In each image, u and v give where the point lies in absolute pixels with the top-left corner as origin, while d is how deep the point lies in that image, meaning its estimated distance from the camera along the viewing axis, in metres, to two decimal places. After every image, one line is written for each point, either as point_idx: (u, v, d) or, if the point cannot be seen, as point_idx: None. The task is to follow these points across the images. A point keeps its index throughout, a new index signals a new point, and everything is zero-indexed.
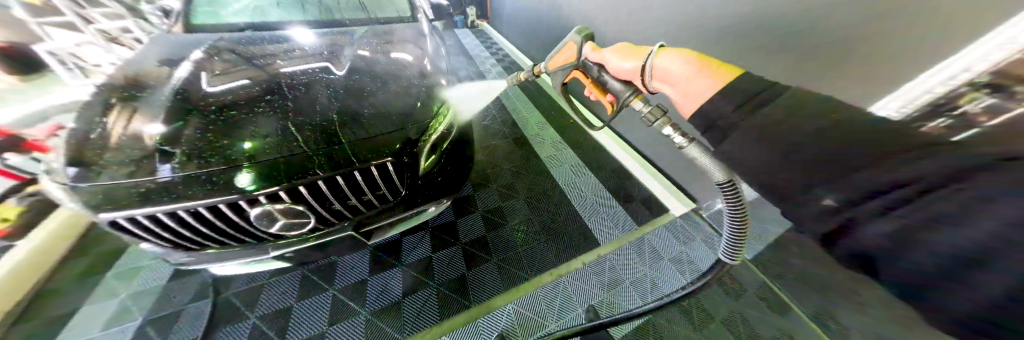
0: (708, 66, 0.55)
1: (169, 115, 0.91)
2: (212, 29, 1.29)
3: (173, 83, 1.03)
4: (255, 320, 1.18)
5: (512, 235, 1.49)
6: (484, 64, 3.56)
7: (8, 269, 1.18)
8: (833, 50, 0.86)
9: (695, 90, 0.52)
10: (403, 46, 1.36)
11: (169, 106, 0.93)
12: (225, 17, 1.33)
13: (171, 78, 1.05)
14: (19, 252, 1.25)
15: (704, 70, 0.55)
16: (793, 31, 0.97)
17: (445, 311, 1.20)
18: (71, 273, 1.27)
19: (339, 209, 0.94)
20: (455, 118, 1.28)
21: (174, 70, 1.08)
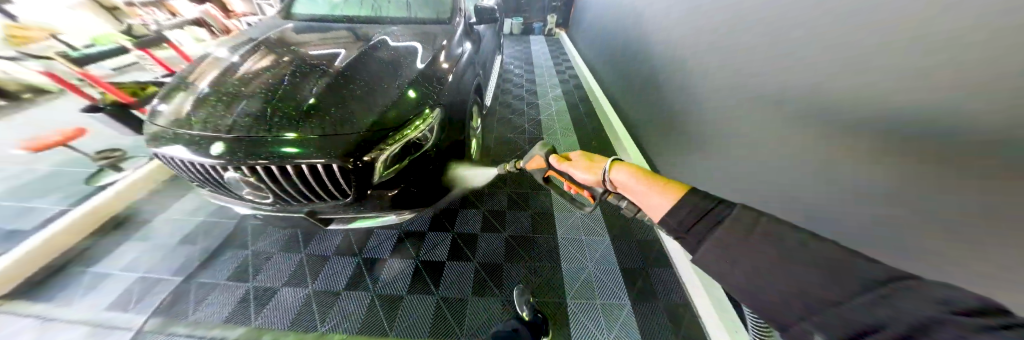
0: (659, 183, 0.54)
1: (218, 81, 1.15)
2: (296, 19, 1.54)
3: (235, 56, 1.29)
4: (248, 253, 1.41)
5: (471, 275, 1.27)
6: (542, 75, 3.38)
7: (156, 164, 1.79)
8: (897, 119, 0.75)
9: (659, 205, 0.50)
10: (424, 47, 1.37)
11: (220, 75, 1.17)
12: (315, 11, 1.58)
13: (237, 53, 1.32)
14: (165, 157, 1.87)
15: (655, 186, 0.54)
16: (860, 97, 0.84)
17: (365, 326, 1.13)
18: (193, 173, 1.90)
19: (294, 190, 0.99)
20: (436, 128, 1.16)
21: (243, 46, 1.36)
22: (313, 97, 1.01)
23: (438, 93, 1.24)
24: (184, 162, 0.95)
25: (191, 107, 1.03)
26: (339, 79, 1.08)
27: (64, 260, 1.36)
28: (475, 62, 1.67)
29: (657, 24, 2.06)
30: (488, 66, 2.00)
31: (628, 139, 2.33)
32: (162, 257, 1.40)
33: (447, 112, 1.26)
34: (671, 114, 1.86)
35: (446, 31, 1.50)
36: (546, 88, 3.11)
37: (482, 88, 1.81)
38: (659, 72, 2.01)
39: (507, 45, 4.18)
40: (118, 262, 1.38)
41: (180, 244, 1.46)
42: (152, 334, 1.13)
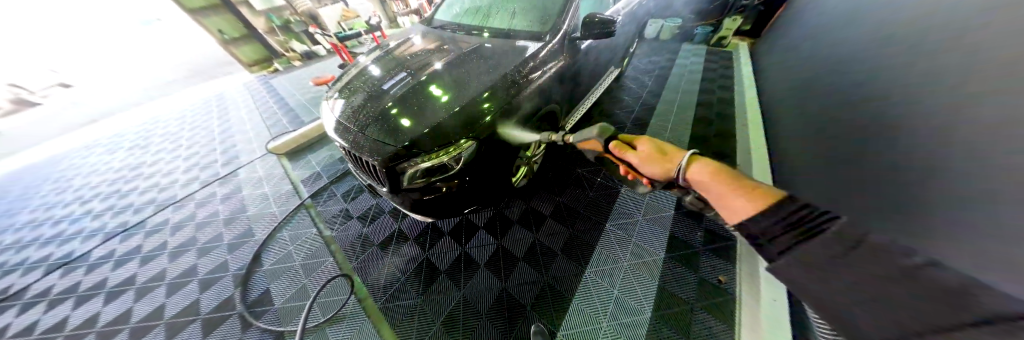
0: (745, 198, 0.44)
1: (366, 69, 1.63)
2: (433, 23, 1.88)
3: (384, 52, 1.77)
4: (354, 183, 2.02)
5: (452, 302, 1.24)
6: (671, 102, 2.52)
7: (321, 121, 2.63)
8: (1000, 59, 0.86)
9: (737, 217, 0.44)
10: (505, 62, 1.31)
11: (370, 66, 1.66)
12: (456, 18, 1.78)
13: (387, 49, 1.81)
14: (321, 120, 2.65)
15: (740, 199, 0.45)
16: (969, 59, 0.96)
17: (370, 284, 1.38)
18: None
19: (361, 169, 1.28)
20: (468, 153, 1.11)
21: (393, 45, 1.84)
22: (394, 101, 1.21)
23: (491, 117, 1.15)
24: None
25: (346, 87, 1.52)
26: (420, 87, 1.25)
27: (303, 148, 2.52)
28: (559, 84, 1.44)
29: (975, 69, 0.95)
30: (581, 86, 1.69)
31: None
32: (326, 165, 2.27)
33: (491, 135, 1.16)
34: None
35: (535, 46, 1.36)
36: (668, 120, 2.29)
37: (560, 113, 1.55)
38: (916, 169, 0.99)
39: (643, 54, 3.38)
40: (315, 157, 2.37)
41: (336, 159, 2.30)
42: (303, 210, 1.89)
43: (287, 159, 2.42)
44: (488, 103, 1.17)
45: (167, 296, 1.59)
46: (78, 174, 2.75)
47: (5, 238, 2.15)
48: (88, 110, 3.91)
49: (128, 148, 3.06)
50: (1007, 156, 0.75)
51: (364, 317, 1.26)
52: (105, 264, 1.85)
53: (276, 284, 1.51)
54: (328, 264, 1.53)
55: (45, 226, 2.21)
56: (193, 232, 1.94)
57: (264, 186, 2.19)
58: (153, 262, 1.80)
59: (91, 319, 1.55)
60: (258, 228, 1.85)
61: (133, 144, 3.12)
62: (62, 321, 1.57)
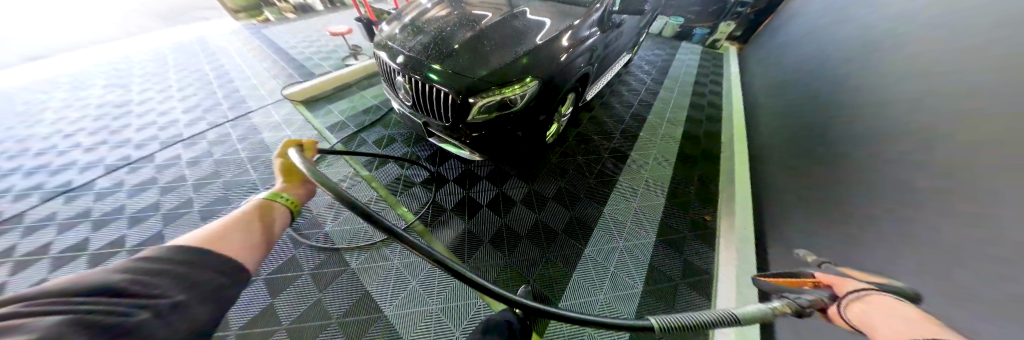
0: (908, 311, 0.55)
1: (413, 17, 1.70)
2: None
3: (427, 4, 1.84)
4: (384, 131, 2.10)
5: (497, 226, 1.48)
6: (671, 90, 2.84)
7: (364, 65, 2.80)
8: (933, 57, 1.25)
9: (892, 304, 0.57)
10: (559, 24, 1.50)
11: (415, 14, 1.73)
12: None
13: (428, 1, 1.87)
14: (363, 64, 2.81)
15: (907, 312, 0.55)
16: (911, 61, 1.35)
17: (418, 213, 1.55)
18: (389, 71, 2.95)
19: (420, 106, 1.41)
20: (524, 97, 1.30)
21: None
22: (435, 63, 1.26)
23: (534, 78, 1.31)
24: (383, 70, 1.55)
25: (398, 30, 1.58)
26: (479, 35, 1.36)
27: (323, 97, 2.52)
28: (595, 53, 1.65)
29: (915, 63, 1.32)
30: (608, 60, 1.90)
31: (750, 205, 1.71)
32: (350, 114, 2.31)
33: (542, 85, 1.36)
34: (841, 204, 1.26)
35: (579, 15, 1.55)
36: (669, 105, 2.62)
37: (590, 81, 1.77)
38: (868, 135, 1.34)
39: (648, 47, 3.67)
40: (338, 106, 2.40)
41: (360, 111, 2.34)
42: (335, 152, 1.95)
43: (304, 106, 2.40)
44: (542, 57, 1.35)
45: (201, 222, 1.62)
46: (48, 108, 2.48)
47: None
48: (42, 45, 3.44)
49: (104, 85, 2.78)
50: (928, 118, 1.11)
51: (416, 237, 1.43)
52: (114, 194, 1.79)
53: (316, 210, 1.54)
54: (370, 196, 1.65)
55: (25, 157, 2.03)
56: (214, 167, 1.93)
57: (284, 130, 2.18)
58: (174, 193, 1.78)
59: (117, 240, 1.55)
60: None
61: (109, 83, 2.84)
62: (83, 242, 1.55)
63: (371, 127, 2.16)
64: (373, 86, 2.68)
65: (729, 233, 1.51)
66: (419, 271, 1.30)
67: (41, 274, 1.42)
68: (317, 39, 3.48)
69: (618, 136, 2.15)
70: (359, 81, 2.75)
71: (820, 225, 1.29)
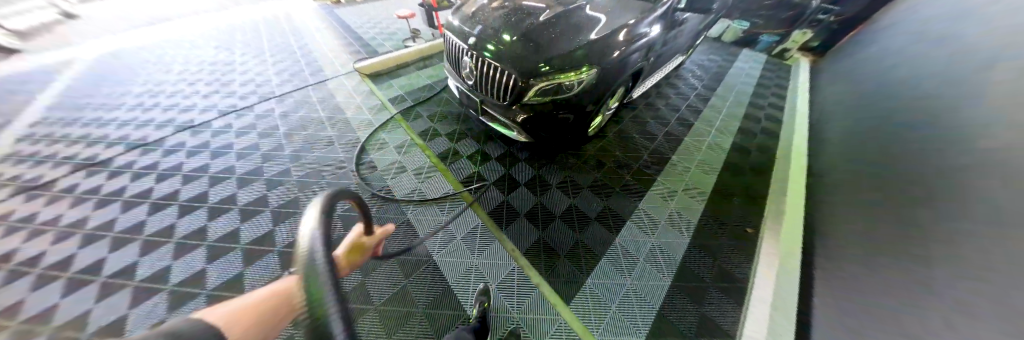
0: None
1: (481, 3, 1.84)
2: None
3: None
4: (436, 109, 2.31)
5: (532, 204, 1.60)
6: (724, 98, 2.69)
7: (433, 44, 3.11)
8: None
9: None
10: (621, 17, 1.53)
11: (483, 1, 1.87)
12: None
13: None
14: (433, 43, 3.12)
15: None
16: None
17: (464, 182, 1.73)
18: None
19: (480, 85, 1.56)
20: (577, 85, 1.38)
21: None
22: (491, 44, 1.42)
23: (591, 67, 1.38)
24: (451, 49, 1.75)
25: (468, 14, 1.74)
26: (545, 22, 1.46)
27: (386, 72, 2.82)
28: (652, 47, 1.66)
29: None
30: (663, 57, 1.89)
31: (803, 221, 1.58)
32: (407, 90, 2.56)
33: (597, 76, 1.41)
34: (920, 227, 1.13)
35: (641, 9, 1.58)
36: (720, 113, 2.49)
37: (642, 78, 1.78)
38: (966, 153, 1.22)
39: (702, 51, 3.48)
40: (398, 82, 2.67)
41: (415, 88, 2.58)
42: (394, 122, 2.20)
43: (370, 79, 2.72)
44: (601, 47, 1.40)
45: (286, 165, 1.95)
46: (180, 63, 3.11)
47: (135, 101, 2.54)
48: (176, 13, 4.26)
49: (218, 48, 3.39)
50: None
51: (461, 202, 1.60)
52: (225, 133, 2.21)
53: (379, 170, 1.79)
54: (424, 162, 1.86)
55: (164, 97, 2.58)
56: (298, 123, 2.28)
57: (353, 97, 2.49)
58: (269, 138, 2.05)
59: (228, 168, 1.81)
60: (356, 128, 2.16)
61: (221, 46, 3.45)
62: (204, 166, 1.87)
63: (425, 103, 2.39)
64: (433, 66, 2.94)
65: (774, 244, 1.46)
66: (461, 230, 1.47)
67: (176, 186, 1.75)
68: (382, 23, 3.87)
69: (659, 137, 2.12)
70: (424, 59, 3.04)
71: (881, 241, 1.23)
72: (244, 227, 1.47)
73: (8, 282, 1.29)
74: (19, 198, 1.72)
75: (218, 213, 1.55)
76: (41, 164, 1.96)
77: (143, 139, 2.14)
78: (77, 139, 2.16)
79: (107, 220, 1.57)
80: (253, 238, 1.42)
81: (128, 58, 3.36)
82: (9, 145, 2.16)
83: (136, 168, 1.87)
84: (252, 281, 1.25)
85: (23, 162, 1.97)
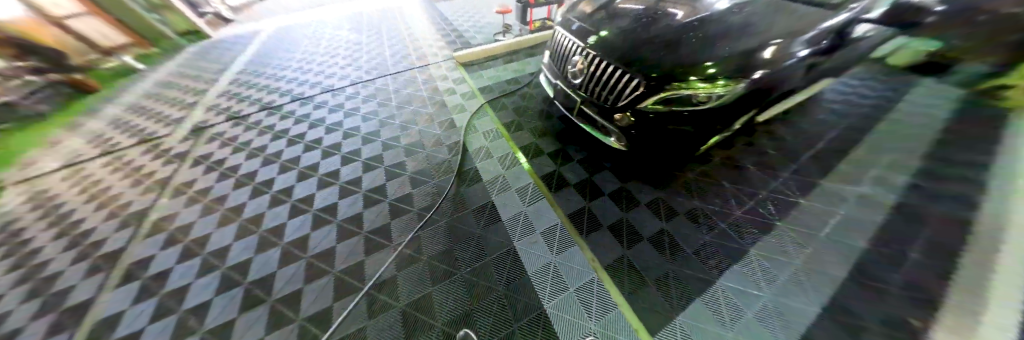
0: None
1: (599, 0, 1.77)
2: None
3: None
4: (521, 103, 2.36)
5: (615, 217, 1.52)
6: (885, 140, 2.04)
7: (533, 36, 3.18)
8: None
9: None
10: (781, 24, 1.28)
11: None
12: None
13: None
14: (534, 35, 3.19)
15: None
16: None
17: (546, 178, 1.74)
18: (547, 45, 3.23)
19: (586, 85, 1.51)
20: (716, 98, 1.18)
21: None
22: (596, 36, 1.47)
23: (736, 80, 1.17)
24: (557, 46, 1.77)
25: (584, 11, 1.71)
26: (683, 25, 1.32)
27: (478, 62, 3.02)
28: (807, 66, 1.36)
29: None
30: (814, 79, 1.53)
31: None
32: (495, 81, 2.69)
33: (741, 91, 1.20)
34: None
35: (806, 20, 1.31)
36: (876, 158, 1.90)
37: (782, 99, 1.48)
38: None
39: (854, 76, 2.70)
40: (489, 72, 2.83)
41: (503, 80, 2.69)
42: (482, 109, 2.34)
43: (463, 66, 2.96)
44: (755, 58, 1.18)
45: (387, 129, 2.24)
46: (328, 40, 3.97)
47: (299, 65, 3.34)
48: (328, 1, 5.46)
49: (352, 31, 4.20)
50: None
51: (543, 200, 1.60)
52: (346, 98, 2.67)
53: (470, 151, 1.95)
54: (508, 152, 1.93)
55: (315, 65, 3.31)
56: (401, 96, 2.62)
57: (449, 82, 2.75)
58: (385, 107, 2.40)
59: (354, 127, 2.21)
60: (447, 110, 2.35)
61: (354, 29, 4.26)
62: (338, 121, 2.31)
63: (513, 96, 2.47)
64: (525, 59, 3.00)
65: (978, 297, 1.12)
66: (537, 222, 1.51)
67: (321, 133, 2.19)
68: (477, 17, 4.16)
69: (774, 179, 1.79)
70: (516, 51, 3.14)
71: None
72: (365, 177, 1.78)
73: (222, 180, 1.87)
74: (231, 123, 2.45)
75: (348, 161, 1.91)
76: (242, 101, 2.75)
77: (299, 93, 2.77)
78: (262, 87, 2.96)
79: (277, 149, 2.09)
80: (371, 187, 1.71)
81: (295, 33, 4.44)
82: (227, 85, 3.10)
83: (296, 115, 2.43)
84: (365, 220, 1.53)
85: (234, 99, 2.80)
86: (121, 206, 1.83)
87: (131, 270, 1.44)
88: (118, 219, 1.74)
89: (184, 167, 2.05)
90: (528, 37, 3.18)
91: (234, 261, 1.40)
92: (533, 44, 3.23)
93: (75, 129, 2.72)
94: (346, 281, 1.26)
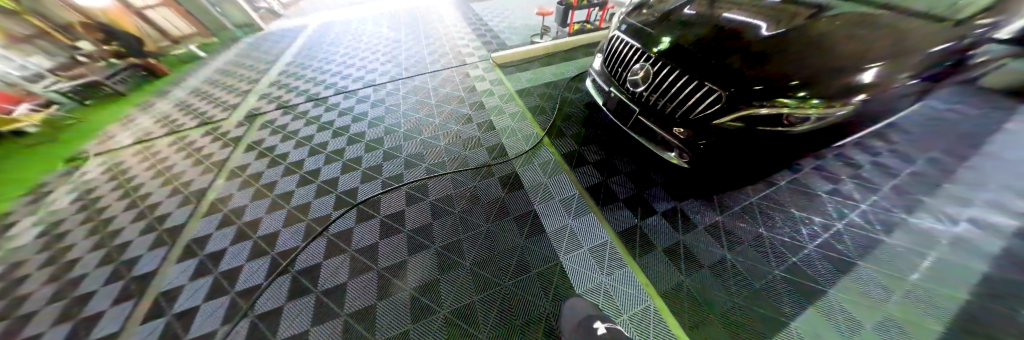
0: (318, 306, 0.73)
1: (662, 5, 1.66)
2: None
3: None
4: (561, 108, 2.28)
5: (669, 238, 1.41)
6: (993, 175, 1.73)
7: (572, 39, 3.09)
8: None
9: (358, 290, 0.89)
10: (892, 40, 1.11)
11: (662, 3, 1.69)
12: None
13: None
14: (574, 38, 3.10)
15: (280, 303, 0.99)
16: None
17: (592, 190, 1.65)
18: (585, 49, 3.13)
19: (646, 95, 1.42)
20: (812, 120, 1.04)
21: None
22: (662, 45, 1.38)
23: (840, 102, 1.01)
24: (613, 51, 1.68)
25: (646, 17, 1.61)
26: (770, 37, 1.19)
27: (515, 64, 2.98)
28: (918, 90, 1.18)
29: None
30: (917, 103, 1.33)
31: None
32: (532, 83, 2.63)
33: (843, 115, 1.05)
34: None
35: (921, 39, 1.14)
36: (982, 197, 1.62)
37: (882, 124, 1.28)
38: None
39: (942, 99, 2.37)
40: (526, 75, 2.78)
41: (540, 83, 2.63)
42: (519, 113, 2.29)
43: (499, 67, 2.94)
44: (863, 77, 1.03)
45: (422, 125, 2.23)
46: (368, 36, 4.12)
47: (342, 60, 3.49)
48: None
49: (391, 28, 4.34)
50: None
51: (589, 213, 1.53)
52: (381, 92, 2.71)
53: (511, 155, 1.91)
54: (550, 159, 1.87)
55: (357, 60, 3.44)
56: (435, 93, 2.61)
57: (487, 83, 2.72)
58: (425, 105, 2.43)
59: (396, 123, 2.24)
60: (485, 113, 2.32)
61: (392, 27, 4.39)
62: (378, 116, 2.35)
63: (551, 100, 2.40)
64: (563, 63, 2.92)
65: None
66: (583, 236, 1.43)
67: (364, 128, 2.24)
68: (513, 18, 4.15)
69: (848, 210, 1.60)
70: (554, 54, 3.06)
71: None
72: (407, 174, 1.79)
73: (271, 168, 1.95)
74: (281, 112, 2.57)
75: (389, 157, 1.93)
76: (289, 92, 2.90)
77: (342, 87, 2.87)
78: (308, 79, 3.11)
79: (321, 140, 2.16)
80: (413, 185, 1.71)
81: (338, 28, 4.66)
82: (277, 76, 3.29)
83: (340, 108, 2.51)
84: (408, 219, 1.53)
85: (283, 89, 2.96)
86: (184, 183, 1.96)
87: (191, 246, 1.52)
88: (181, 196, 1.87)
89: (238, 151, 2.16)
90: (567, 40, 3.10)
91: (281, 249, 1.43)
92: (571, 47, 3.14)
93: (147, 108, 2.99)
94: (390, 280, 1.25)
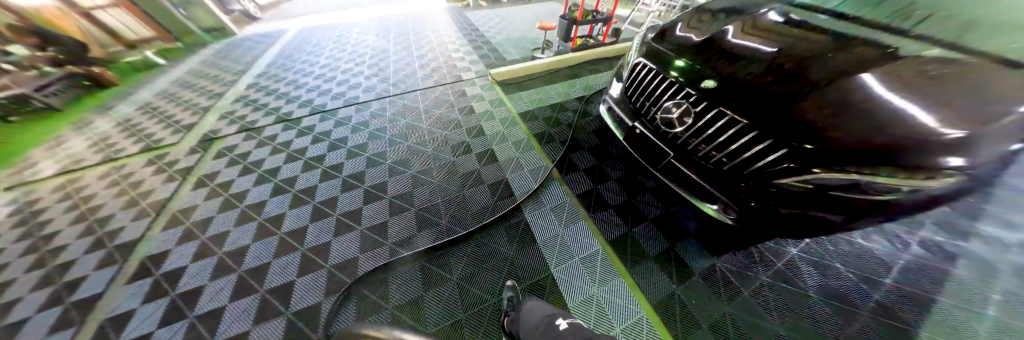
0: None
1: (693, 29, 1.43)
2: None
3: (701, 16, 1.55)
4: (571, 134, 2.01)
5: (717, 309, 1.13)
6: None
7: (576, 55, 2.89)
8: None
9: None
10: (1002, 82, 0.89)
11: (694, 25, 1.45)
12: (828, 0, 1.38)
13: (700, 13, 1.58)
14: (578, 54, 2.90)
15: None
16: None
17: (618, 243, 1.35)
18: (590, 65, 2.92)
19: (683, 136, 1.18)
20: (912, 192, 0.81)
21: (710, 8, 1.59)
22: (706, 81, 1.13)
23: (953, 170, 0.78)
24: (640, 77, 1.42)
25: (679, 42, 1.37)
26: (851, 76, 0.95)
27: (516, 81, 2.73)
28: None
29: None
30: None
31: None
32: (537, 104, 2.37)
33: (956, 183, 0.82)
34: None
35: None
36: None
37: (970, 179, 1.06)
38: None
39: None
40: (529, 94, 2.53)
41: (545, 104, 2.37)
42: (524, 140, 1.99)
43: (499, 85, 2.68)
44: (985, 138, 0.80)
45: (409, 155, 1.90)
46: (353, 45, 3.77)
47: (321, 72, 3.12)
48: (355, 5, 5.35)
49: (379, 36, 4.01)
50: None
51: (620, 280, 1.20)
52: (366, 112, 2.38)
53: (519, 195, 1.58)
54: (564, 201, 1.53)
55: (338, 73, 3.09)
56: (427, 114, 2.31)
57: (485, 102, 2.44)
58: (415, 130, 2.12)
59: (381, 153, 1.91)
60: (485, 140, 2.01)
61: (380, 35, 4.06)
62: (360, 144, 2.02)
63: (559, 125, 2.14)
64: (568, 80, 2.70)
65: None
66: (613, 309, 1.11)
67: (342, 159, 1.90)
68: (510, 30, 3.92)
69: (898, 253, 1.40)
70: (557, 70, 2.84)
71: None
72: (391, 222, 1.45)
73: (224, 212, 1.59)
74: (243, 136, 2.20)
75: (371, 199, 1.59)
76: (257, 110, 2.52)
77: (319, 105, 2.51)
78: (280, 95, 2.73)
79: (289, 175, 1.80)
80: (397, 239, 1.36)
81: (320, 35, 4.27)
82: (244, 90, 2.89)
83: (315, 132, 2.16)
84: (385, 286, 1.19)
85: (250, 107, 2.57)
86: (109, 233, 1.57)
87: (100, 331, 1.14)
88: (103, 251, 1.48)
89: (186, 187, 1.78)
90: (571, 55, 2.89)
91: (224, 336, 1.06)
92: (575, 62, 2.93)
93: (82, 128, 2.53)
94: None
